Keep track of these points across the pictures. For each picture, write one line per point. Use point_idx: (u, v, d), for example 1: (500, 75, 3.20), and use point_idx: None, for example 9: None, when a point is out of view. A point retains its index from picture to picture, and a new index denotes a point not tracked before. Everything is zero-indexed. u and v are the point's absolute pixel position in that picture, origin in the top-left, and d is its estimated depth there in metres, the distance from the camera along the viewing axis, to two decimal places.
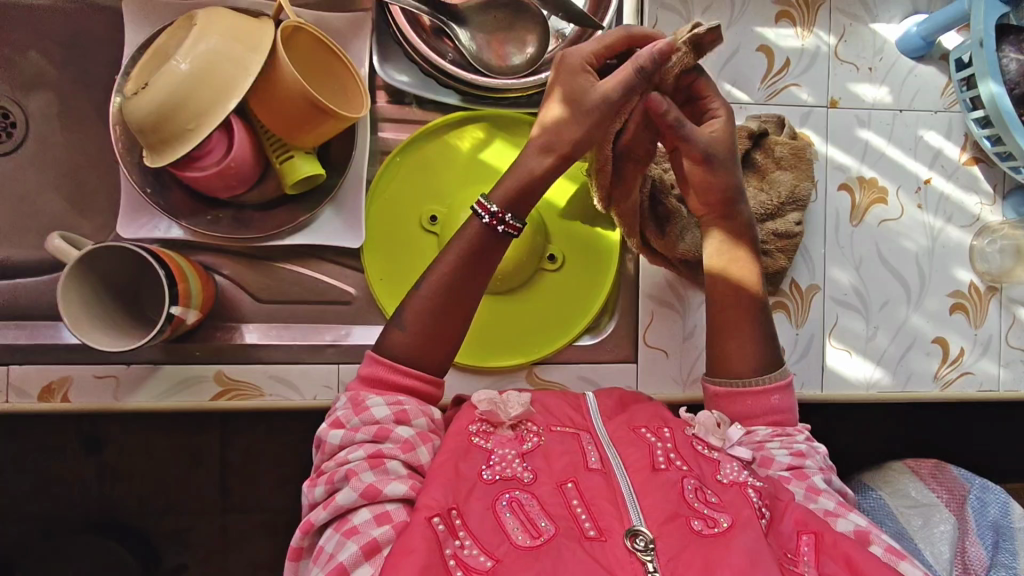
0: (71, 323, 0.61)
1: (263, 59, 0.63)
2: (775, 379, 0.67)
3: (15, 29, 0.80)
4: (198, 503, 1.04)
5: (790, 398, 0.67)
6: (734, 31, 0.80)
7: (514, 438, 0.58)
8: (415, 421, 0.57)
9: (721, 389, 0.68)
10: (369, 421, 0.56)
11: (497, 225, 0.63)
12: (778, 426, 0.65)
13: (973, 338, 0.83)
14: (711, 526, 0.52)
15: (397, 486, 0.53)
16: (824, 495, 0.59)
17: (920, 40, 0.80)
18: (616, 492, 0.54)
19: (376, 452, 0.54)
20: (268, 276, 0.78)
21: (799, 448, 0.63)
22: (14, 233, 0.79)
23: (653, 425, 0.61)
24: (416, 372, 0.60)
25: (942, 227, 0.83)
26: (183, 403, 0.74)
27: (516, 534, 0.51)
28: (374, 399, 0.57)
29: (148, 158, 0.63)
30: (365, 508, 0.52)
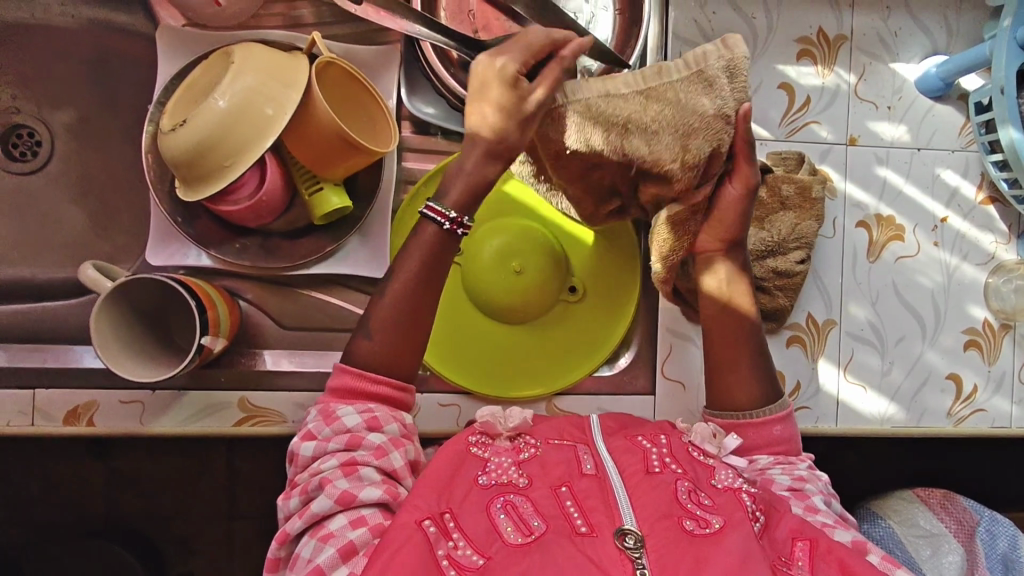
0: (104, 352, 0.62)
1: (299, 96, 0.64)
2: (775, 411, 0.69)
3: (46, 50, 0.81)
4: (209, 512, 1.05)
5: (793, 427, 0.70)
6: (756, 68, 0.81)
7: (511, 448, 0.63)
8: (386, 428, 0.59)
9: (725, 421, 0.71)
10: (340, 431, 0.58)
11: (456, 229, 0.63)
12: (780, 456, 0.68)
13: (987, 375, 0.84)
14: (701, 526, 0.55)
15: (371, 491, 0.55)
16: (821, 513, 0.62)
17: (939, 82, 0.81)
18: (611, 496, 0.57)
19: (349, 460, 0.57)
20: (293, 303, 0.79)
21: (800, 473, 0.66)
22: (41, 254, 0.79)
23: (649, 434, 0.66)
24: (387, 380, 0.62)
25: (958, 264, 0.84)
26: (207, 428, 0.75)
27: (508, 532, 0.55)
28: (345, 409, 0.59)
29: (182, 191, 0.65)
30: (341, 514, 0.55)
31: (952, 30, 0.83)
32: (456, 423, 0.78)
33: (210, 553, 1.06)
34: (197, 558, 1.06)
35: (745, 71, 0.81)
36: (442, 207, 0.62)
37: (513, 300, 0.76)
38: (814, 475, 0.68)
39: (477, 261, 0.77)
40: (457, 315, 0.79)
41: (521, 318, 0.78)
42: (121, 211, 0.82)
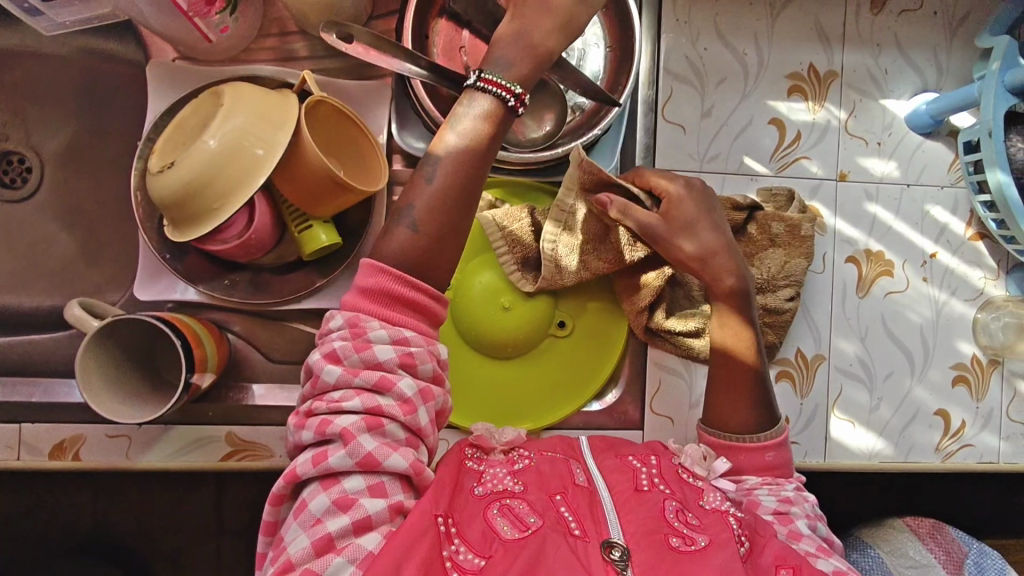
0: (90, 399, 0.62)
1: (289, 136, 0.64)
2: (772, 436, 0.69)
3: (35, 75, 0.80)
4: None
5: (787, 453, 0.69)
6: (747, 104, 0.81)
7: (504, 460, 0.63)
8: (420, 369, 0.53)
9: (718, 440, 0.70)
10: (369, 364, 0.51)
11: (518, 106, 0.59)
12: (769, 476, 0.67)
13: (975, 411, 0.84)
14: (687, 543, 0.56)
15: (397, 458, 0.51)
16: (805, 540, 0.60)
17: (930, 118, 0.81)
18: (599, 507, 0.59)
19: (376, 408, 0.51)
20: (282, 336, 0.78)
21: (787, 495, 0.65)
22: (23, 284, 0.78)
23: (640, 454, 0.67)
24: (422, 287, 0.55)
25: (947, 300, 0.84)
26: (194, 463, 0.75)
27: (505, 530, 0.55)
28: (378, 334, 0.52)
29: (172, 232, 0.65)
30: (359, 475, 0.51)
31: (942, 67, 0.84)
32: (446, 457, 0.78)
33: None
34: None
35: (736, 107, 0.81)
36: (501, 79, 0.58)
37: (503, 337, 0.76)
38: (802, 497, 0.66)
39: (470, 295, 0.77)
40: (450, 350, 0.78)
41: (511, 352, 0.78)
42: (109, 240, 0.80)
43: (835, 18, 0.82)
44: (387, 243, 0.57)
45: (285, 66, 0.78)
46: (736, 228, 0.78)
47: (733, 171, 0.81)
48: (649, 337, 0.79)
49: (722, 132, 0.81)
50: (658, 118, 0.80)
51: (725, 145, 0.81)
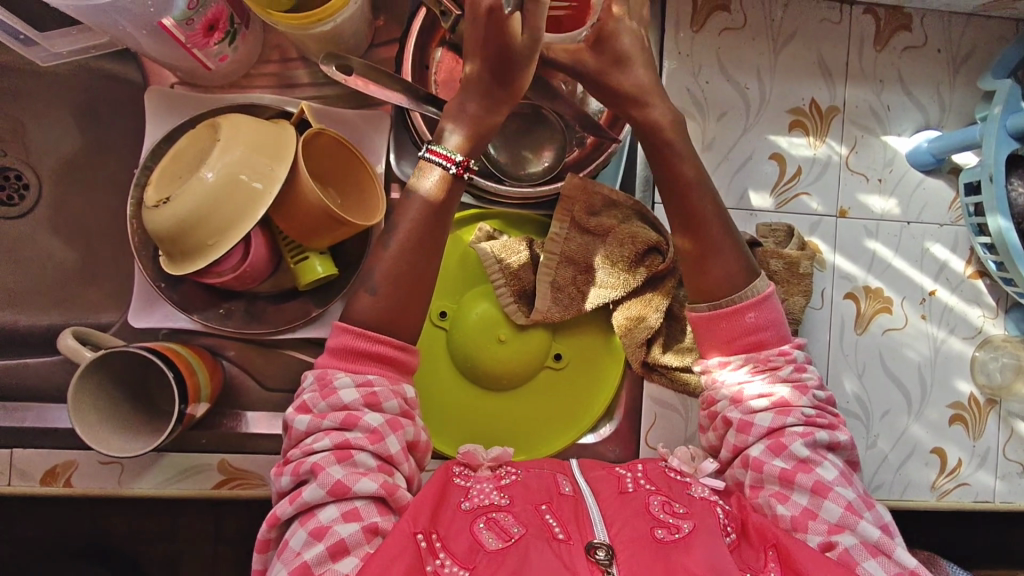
0: (88, 437, 0.62)
1: (288, 169, 0.63)
2: (754, 297, 0.65)
3: (31, 91, 0.79)
4: None
5: (773, 315, 0.65)
6: (748, 139, 0.81)
7: (492, 476, 0.63)
8: (386, 404, 0.55)
9: (700, 315, 0.66)
10: (336, 407, 0.54)
11: (462, 174, 0.62)
12: (757, 349, 0.64)
13: (971, 450, 0.84)
14: (671, 533, 0.56)
15: (366, 483, 0.52)
16: (799, 487, 0.59)
17: (931, 156, 0.81)
18: (584, 513, 0.59)
19: (343, 443, 0.53)
20: (277, 363, 0.78)
21: (782, 400, 0.62)
22: (18, 307, 0.78)
23: (627, 463, 0.67)
24: (387, 339, 0.58)
25: (945, 338, 0.84)
26: (186, 490, 0.75)
27: (489, 541, 0.55)
28: (342, 380, 0.55)
29: (169, 265, 0.64)
30: (333, 505, 0.52)
31: (944, 104, 0.84)
32: None
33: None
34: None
35: (737, 141, 0.81)
36: (442, 149, 0.62)
37: (500, 369, 0.76)
38: (798, 386, 0.63)
39: (465, 327, 0.76)
40: (448, 384, 0.78)
41: (507, 385, 0.78)
42: (106, 261, 0.79)
43: (837, 53, 0.82)
44: (371, 297, 0.59)
45: (286, 94, 0.77)
46: None
47: (733, 205, 0.80)
48: (645, 371, 0.78)
49: (722, 166, 0.80)
50: None
51: (725, 179, 0.80)
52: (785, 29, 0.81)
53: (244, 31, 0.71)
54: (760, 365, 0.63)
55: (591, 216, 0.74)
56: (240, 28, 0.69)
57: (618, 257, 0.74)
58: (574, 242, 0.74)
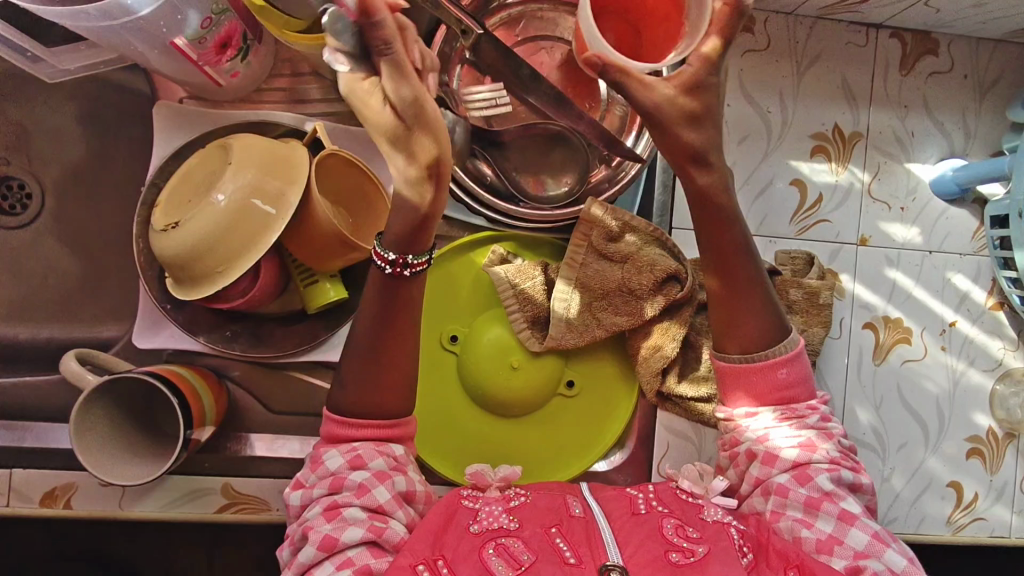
0: (87, 462, 0.60)
1: (302, 191, 0.62)
2: (782, 353, 0.63)
3: (35, 99, 0.76)
4: None
5: (803, 369, 0.63)
6: (769, 163, 0.79)
7: (501, 498, 0.62)
8: (370, 462, 0.56)
9: (728, 365, 0.64)
10: (324, 475, 0.57)
11: (401, 271, 0.56)
12: (786, 404, 0.63)
13: (988, 484, 0.82)
14: (686, 557, 0.55)
15: (353, 531, 0.53)
16: (823, 514, 0.58)
17: (955, 186, 0.79)
18: (596, 535, 0.57)
19: (331, 503, 0.55)
20: (282, 386, 0.76)
21: (807, 438, 0.62)
22: (18, 322, 0.76)
23: (637, 484, 0.65)
24: (370, 422, 0.58)
25: (964, 370, 0.82)
26: (188, 515, 0.73)
27: (499, 568, 0.53)
28: (329, 451, 0.58)
29: (178, 291, 0.63)
30: (327, 561, 0.53)
31: (969, 132, 0.82)
32: None
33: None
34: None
35: (758, 165, 0.79)
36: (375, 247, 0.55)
37: (510, 397, 0.74)
38: (824, 431, 0.63)
39: (477, 352, 0.74)
40: (458, 410, 0.76)
41: (517, 412, 0.76)
42: (110, 275, 0.77)
43: (862, 77, 0.80)
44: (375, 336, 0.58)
45: (298, 110, 0.75)
46: None
47: (752, 232, 0.79)
48: (660, 400, 0.77)
49: (742, 191, 0.79)
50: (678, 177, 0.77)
51: (745, 204, 0.79)
52: (809, 51, 0.79)
53: (256, 46, 0.69)
54: (789, 413, 0.62)
55: (609, 241, 0.72)
56: (252, 43, 0.67)
57: (636, 284, 0.72)
58: (589, 268, 0.73)
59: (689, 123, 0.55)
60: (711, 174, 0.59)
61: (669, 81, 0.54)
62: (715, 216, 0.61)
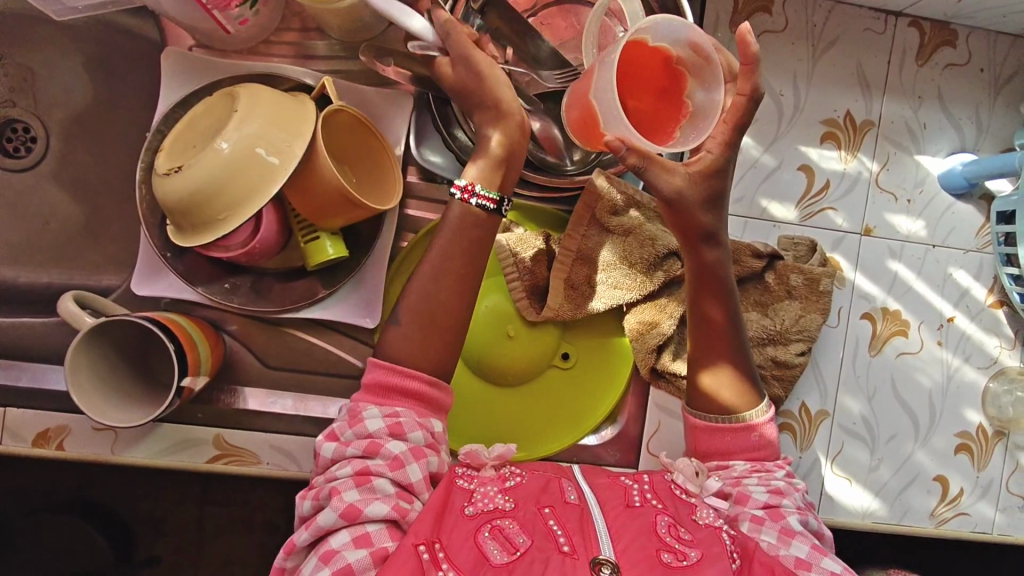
0: (81, 402, 0.61)
1: (307, 144, 0.61)
2: (756, 417, 0.67)
3: (43, 39, 0.76)
4: (176, 511, 1.05)
5: (772, 432, 0.68)
6: (778, 148, 0.78)
7: (497, 476, 0.63)
8: (409, 435, 0.58)
9: (700, 422, 0.69)
10: (361, 436, 0.58)
11: (468, 200, 0.64)
12: (757, 462, 0.67)
13: (974, 480, 0.82)
14: (679, 559, 0.55)
15: (378, 507, 0.55)
16: (797, 540, 0.61)
17: (964, 181, 0.79)
18: (591, 524, 0.58)
19: (364, 469, 0.56)
20: (279, 342, 0.76)
21: (777, 485, 0.65)
22: (16, 263, 0.76)
23: (633, 474, 0.67)
24: (420, 376, 0.62)
25: (959, 365, 0.82)
26: (179, 463, 0.74)
27: (494, 553, 0.54)
28: (370, 410, 0.59)
29: (177, 237, 0.63)
30: (345, 530, 0.54)
31: (981, 128, 0.81)
32: None
33: (177, 542, 1.05)
34: (165, 546, 1.05)
35: (767, 148, 0.78)
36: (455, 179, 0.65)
37: (506, 364, 0.75)
38: (791, 483, 0.67)
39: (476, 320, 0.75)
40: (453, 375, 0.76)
41: (511, 381, 0.76)
42: (112, 222, 0.77)
43: (876, 65, 0.79)
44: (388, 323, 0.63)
45: (306, 65, 0.74)
46: (753, 275, 0.76)
47: (756, 216, 0.78)
48: (653, 379, 0.77)
49: (750, 174, 0.78)
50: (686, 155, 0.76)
51: (751, 187, 0.78)
52: (826, 36, 0.78)
53: None
54: (758, 469, 0.66)
55: (614, 215, 0.72)
56: None
57: (637, 258, 0.73)
58: (592, 241, 0.73)
59: (703, 205, 0.64)
60: (719, 252, 0.66)
61: (689, 167, 0.63)
62: (713, 286, 0.67)
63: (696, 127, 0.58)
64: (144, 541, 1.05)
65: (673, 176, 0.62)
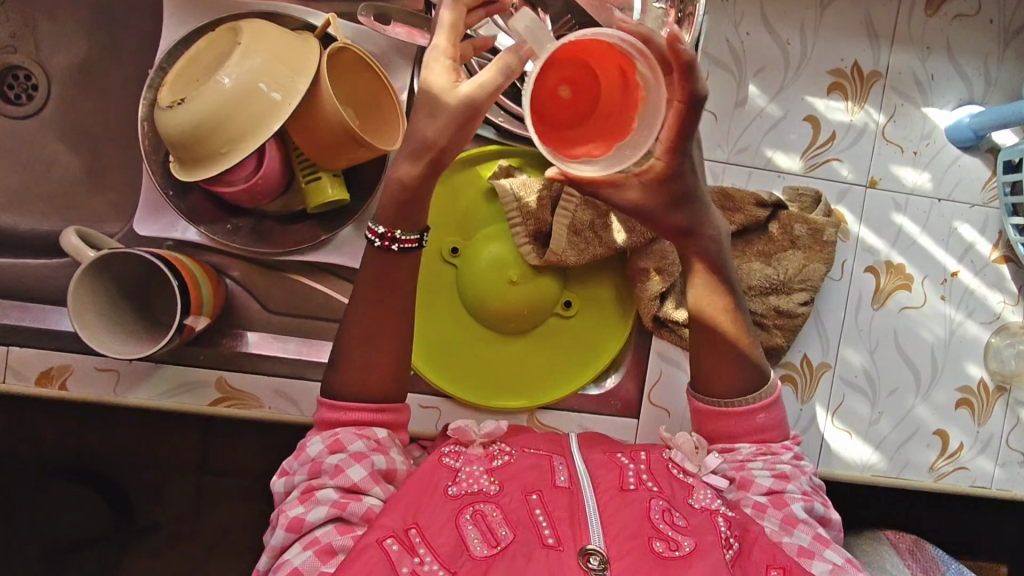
0: (82, 329, 0.61)
1: (309, 83, 0.61)
2: (759, 398, 0.66)
3: None
4: (178, 465, 1.04)
5: (778, 412, 0.67)
6: (783, 97, 0.78)
7: (483, 455, 0.63)
8: (350, 447, 0.59)
9: (704, 406, 0.67)
10: (305, 462, 0.59)
11: (390, 245, 0.61)
12: (762, 444, 0.66)
13: (974, 435, 0.82)
14: (671, 548, 0.55)
15: (320, 511, 0.56)
16: (800, 528, 0.61)
17: (971, 133, 0.78)
18: (581, 508, 0.58)
19: (309, 487, 0.58)
20: (282, 287, 0.76)
21: (782, 469, 0.64)
22: (19, 204, 0.76)
23: (628, 451, 0.66)
24: (359, 407, 0.62)
25: (962, 320, 0.82)
26: (183, 405, 0.74)
27: (475, 544, 0.55)
28: (312, 439, 0.60)
29: (179, 172, 0.64)
30: (296, 542, 0.56)
31: (991, 79, 0.81)
32: (437, 425, 0.76)
33: (178, 502, 1.06)
34: (168, 507, 1.06)
35: (774, 97, 0.78)
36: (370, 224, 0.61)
37: (507, 311, 0.74)
38: (797, 466, 0.66)
39: (476, 266, 0.74)
40: (452, 322, 0.76)
41: (513, 328, 0.76)
42: (114, 167, 0.77)
43: (886, 15, 0.78)
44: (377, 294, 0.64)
45: (308, 4, 0.73)
46: (755, 224, 0.76)
47: (760, 166, 0.78)
48: (653, 326, 0.77)
49: (755, 125, 0.77)
50: None
51: (757, 138, 0.78)
52: None
53: None
54: (764, 454, 0.65)
55: None
56: None
57: None
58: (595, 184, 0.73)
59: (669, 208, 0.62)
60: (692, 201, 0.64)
61: (641, 177, 0.60)
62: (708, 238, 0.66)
63: (649, 120, 0.48)
64: (144, 507, 1.05)
65: (626, 191, 0.61)
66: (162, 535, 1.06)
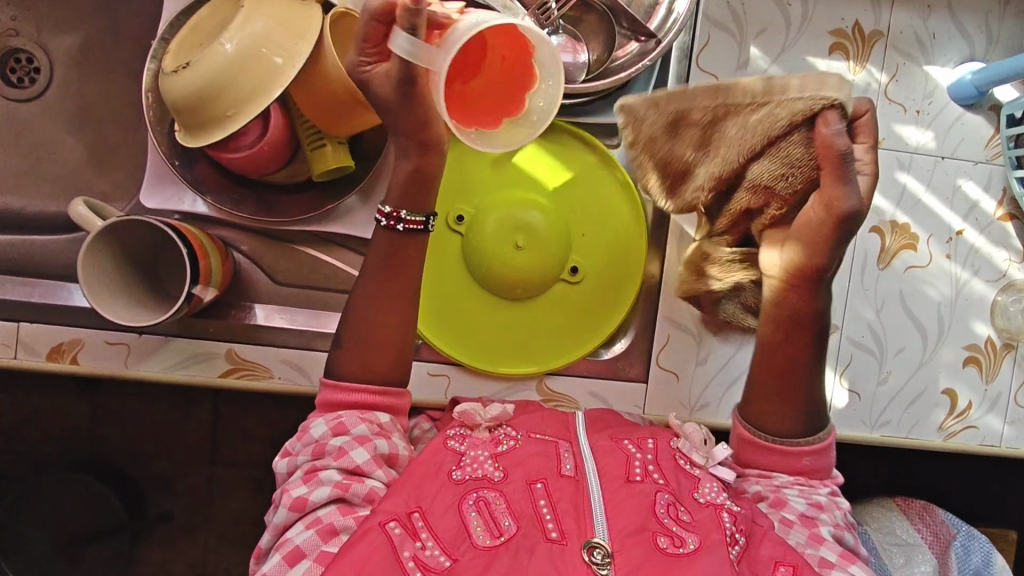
0: (94, 299, 0.62)
1: (311, 46, 0.62)
2: (809, 441, 0.65)
3: None
4: (185, 453, 1.03)
5: (828, 455, 0.66)
6: (785, 58, 0.78)
7: (489, 440, 0.62)
8: (353, 430, 0.59)
9: (746, 434, 0.66)
10: (309, 443, 0.59)
11: (396, 225, 0.62)
12: (804, 478, 0.65)
13: (983, 393, 0.83)
14: (675, 545, 0.54)
15: (322, 491, 0.56)
16: (826, 545, 0.59)
17: (973, 90, 0.78)
18: (585, 499, 0.56)
19: (312, 467, 0.57)
20: (289, 259, 0.77)
21: (818, 499, 0.63)
22: (26, 184, 0.76)
23: (635, 437, 0.63)
24: (364, 387, 0.62)
25: (968, 279, 0.82)
26: (191, 377, 0.74)
27: (477, 532, 0.54)
28: (316, 421, 0.60)
29: (184, 138, 0.64)
30: (298, 522, 0.56)
31: (992, 36, 0.81)
32: (445, 393, 0.77)
33: (186, 492, 1.04)
34: (178, 498, 1.04)
35: (777, 58, 0.78)
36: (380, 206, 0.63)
37: (512, 276, 0.74)
38: (833, 500, 0.64)
39: (480, 233, 0.74)
40: (458, 288, 0.77)
41: (520, 294, 0.76)
42: (119, 147, 0.77)
43: None
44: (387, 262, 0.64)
45: None
46: None
47: None
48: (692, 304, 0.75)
49: None
50: (692, 65, 0.76)
51: None
52: None
53: None
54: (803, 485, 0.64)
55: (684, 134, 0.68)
56: None
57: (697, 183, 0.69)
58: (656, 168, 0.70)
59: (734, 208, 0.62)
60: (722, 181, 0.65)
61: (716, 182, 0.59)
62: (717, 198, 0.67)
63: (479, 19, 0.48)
64: (154, 499, 1.04)
65: None
66: (172, 528, 1.05)
